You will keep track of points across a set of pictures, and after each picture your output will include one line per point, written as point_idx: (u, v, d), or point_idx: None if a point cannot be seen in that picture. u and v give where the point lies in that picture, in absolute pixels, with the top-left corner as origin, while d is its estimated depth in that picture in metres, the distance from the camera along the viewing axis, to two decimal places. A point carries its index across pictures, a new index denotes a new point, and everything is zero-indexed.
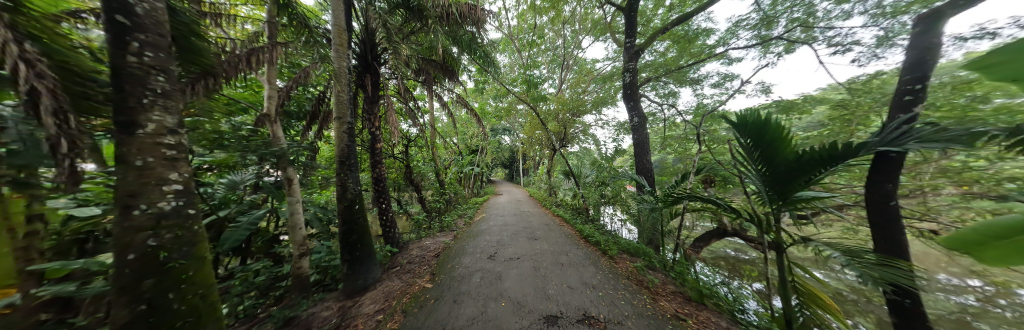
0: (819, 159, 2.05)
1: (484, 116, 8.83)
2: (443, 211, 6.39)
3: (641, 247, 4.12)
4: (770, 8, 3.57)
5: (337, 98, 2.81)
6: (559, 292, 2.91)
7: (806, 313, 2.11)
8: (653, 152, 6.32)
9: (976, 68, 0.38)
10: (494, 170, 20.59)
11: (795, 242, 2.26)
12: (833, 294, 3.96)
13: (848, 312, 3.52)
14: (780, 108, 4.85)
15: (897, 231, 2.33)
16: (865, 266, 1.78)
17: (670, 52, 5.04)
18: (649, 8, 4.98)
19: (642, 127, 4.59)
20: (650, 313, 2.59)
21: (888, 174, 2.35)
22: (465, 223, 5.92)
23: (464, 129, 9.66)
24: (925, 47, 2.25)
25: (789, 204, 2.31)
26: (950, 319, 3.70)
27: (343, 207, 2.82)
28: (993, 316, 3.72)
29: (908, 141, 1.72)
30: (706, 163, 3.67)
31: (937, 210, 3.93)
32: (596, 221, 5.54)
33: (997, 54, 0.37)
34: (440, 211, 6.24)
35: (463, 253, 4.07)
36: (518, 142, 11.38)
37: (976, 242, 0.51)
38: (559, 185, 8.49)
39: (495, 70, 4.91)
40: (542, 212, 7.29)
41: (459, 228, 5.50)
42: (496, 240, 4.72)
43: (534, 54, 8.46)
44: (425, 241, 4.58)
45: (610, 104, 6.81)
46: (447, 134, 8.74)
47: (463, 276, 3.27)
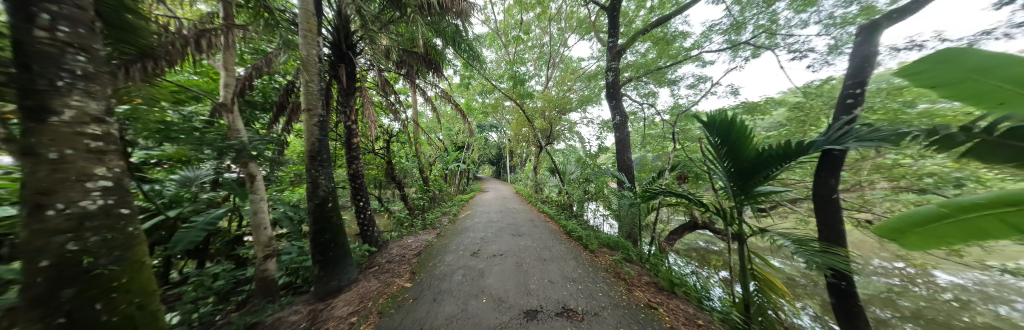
0: (777, 156, 2.23)
1: (471, 113, 8.65)
2: (426, 208, 6.23)
3: (620, 241, 4.28)
4: (739, 14, 3.77)
5: (306, 89, 2.63)
6: (541, 287, 2.98)
7: (762, 298, 2.28)
8: (635, 150, 6.53)
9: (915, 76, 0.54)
10: (482, 167, 20.53)
11: (754, 233, 2.45)
12: (787, 280, 4.36)
13: (799, 295, 3.89)
14: (747, 109, 5.16)
15: (839, 222, 2.58)
16: (811, 253, 1.97)
17: (650, 54, 5.17)
18: (631, 10, 5.08)
19: (624, 125, 4.71)
20: (626, 303, 2.72)
21: (831, 170, 2.59)
22: (450, 221, 5.85)
23: (450, 126, 9.47)
24: (864, 55, 2.48)
25: (750, 198, 2.49)
26: (880, 298, 4.21)
27: (314, 205, 2.64)
28: (912, 294, 4.28)
29: (847, 141, 1.92)
30: (680, 160, 3.87)
31: (873, 202, 4.41)
32: (580, 216, 5.69)
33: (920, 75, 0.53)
34: (424, 209, 6.08)
35: (447, 250, 4.05)
36: (505, 139, 11.34)
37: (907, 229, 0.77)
38: (545, 182, 8.57)
39: (481, 65, 4.83)
40: (528, 209, 7.35)
41: (443, 226, 5.41)
42: (480, 237, 4.70)
43: (522, 50, 8.41)
44: (406, 238, 4.44)
45: (594, 102, 6.94)
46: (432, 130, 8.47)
47: (445, 274, 3.23)
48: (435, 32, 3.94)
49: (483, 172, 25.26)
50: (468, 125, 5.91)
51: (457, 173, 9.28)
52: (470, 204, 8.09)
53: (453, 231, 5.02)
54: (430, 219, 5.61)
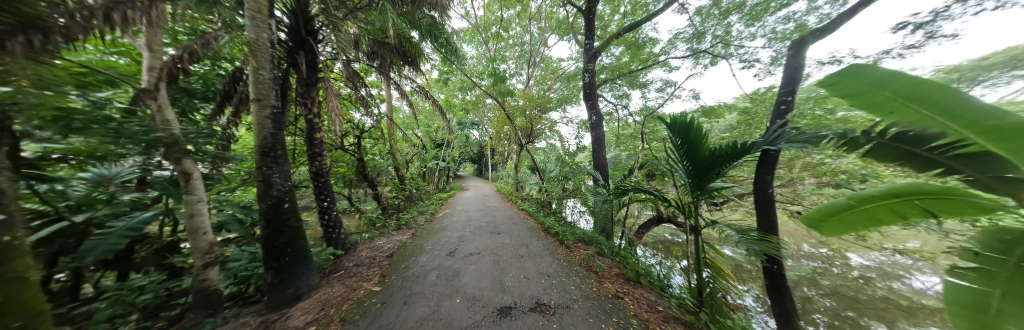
0: (727, 155, 2.48)
1: (450, 109, 8.43)
2: (402, 208, 5.96)
3: (594, 235, 4.47)
4: (700, 24, 4.09)
5: (254, 77, 2.35)
6: (516, 284, 3.02)
7: (714, 284, 2.51)
8: (610, 148, 6.85)
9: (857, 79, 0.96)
10: (464, 165, 20.25)
11: (707, 225, 2.70)
12: (736, 266, 4.89)
13: (745, 279, 4.38)
14: (705, 113, 5.66)
15: (773, 214, 2.95)
16: (751, 242, 2.22)
17: (623, 57, 5.43)
18: (606, 14, 5.26)
19: (599, 124, 4.89)
20: (596, 295, 2.88)
21: (768, 168, 2.93)
22: (427, 220, 5.67)
23: (429, 122, 9.13)
24: (795, 67, 2.83)
25: (704, 194, 2.74)
26: (808, 278, 4.90)
27: (267, 206, 2.38)
28: (832, 273, 5.03)
29: (779, 142, 2.20)
30: (648, 158, 4.13)
31: (804, 196, 5.10)
32: (558, 213, 5.83)
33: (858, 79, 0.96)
34: (399, 208, 5.81)
35: (422, 250, 3.94)
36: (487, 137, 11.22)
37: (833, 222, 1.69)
38: (525, 180, 8.67)
39: (460, 61, 4.69)
40: (508, 207, 7.40)
41: (419, 225, 5.24)
42: (458, 236, 4.63)
43: (503, 48, 8.37)
44: (378, 240, 4.22)
45: (573, 102, 7.14)
46: (408, 126, 8.06)
47: (418, 275, 3.13)
48: (409, 23, 3.74)
49: (465, 170, 24.88)
50: (447, 122, 5.75)
51: (436, 171, 9.03)
52: (449, 203, 7.92)
53: (429, 231, 4.88)
54: (405, 218, 5.39)
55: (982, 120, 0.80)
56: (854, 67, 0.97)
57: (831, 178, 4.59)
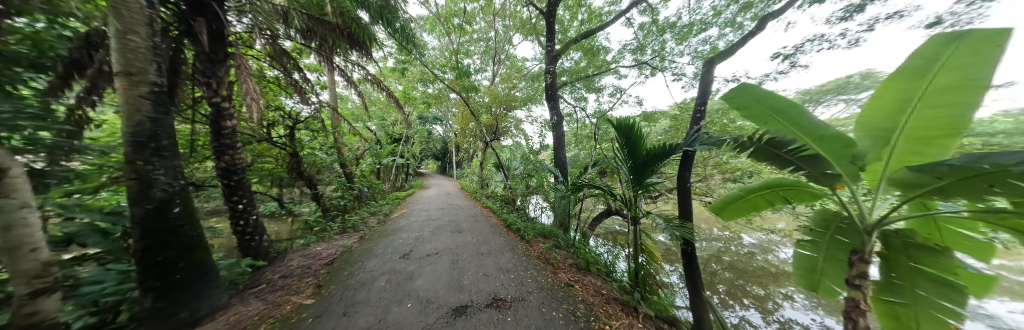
0: (659, 154, 2.85)
1: (409, 102, 7.86)
2: (349, 209, 5.33)
3: (553, 230, 4.72)
4: (643, 38, 4.61)
5: (118, 43, 1.65)
6: (474, 281, 3.00)
7: (647, 266, 2.92)
8: (569, 147, 7.29)
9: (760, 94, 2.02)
10: (426, 161, 19.28)
11: (643, 215, 3.09)
12: (666, 249, 5.77)
13: (672, 261, 5.19)
14: (647, 117, 6.47)
15: (691, 204, 3.52)
16: (674, 228, 2.63)
17: (581, 62, 5.81)
18: (566, 19, 5.51)
19: (559, 124, 5.12)
20: (551, 285, 3.05)
21: (688, 166, 3.48)
22: (379, 222, 5.21)
23: (384, 115, 8.36)
24: (707, 82, 3.40)
25: (642, 189, 3.11)
26: (717, 256, 6.05)
27: (145, 211, 1.74)
28: (732, 251, 6.33)
29: (696, 144, 2.63)
30: (600, 156, 4.50)
31: (716, 189, 6.25)
32: (521, 209, 5.97)
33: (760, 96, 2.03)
34: (346, 210, 5.19)
35: (372, 254, 3.62)
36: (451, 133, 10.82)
37: (726, 207, 2.80)
38: (490, 177, 8.67)
39: (418, 51, 4.38)
40: (472, 205, 7.32)
41: (370, 228, 4.78)
42: (415, 237, 4.38)
43: (467, 42, 8.14)
44: (316, 246, 3.70)
45: (537, 102, 7.38)
46: (358, 118, 7.19)
47: (363, 282, 2.85)
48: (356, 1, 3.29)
49: (429, 167, 23.67)
50: (405, 116, 5.36)
51: (392, 168, 8.35)
52: (407, 203, 7.40)
53: (381, 233, 4.49)
54: (353, 221, 4.85)
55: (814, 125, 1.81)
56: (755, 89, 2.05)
57: (731, 174, 5.64)
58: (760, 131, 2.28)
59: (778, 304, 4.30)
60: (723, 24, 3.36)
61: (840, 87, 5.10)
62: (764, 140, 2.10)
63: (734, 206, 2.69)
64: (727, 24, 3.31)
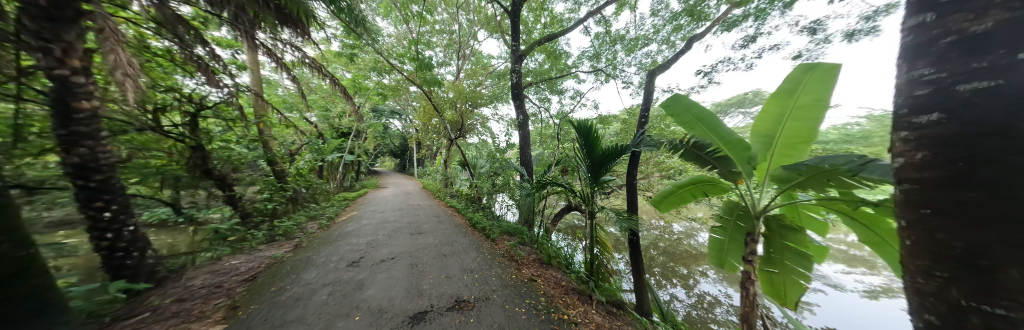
0: (612, 154, 3.14)
1: (361, 93, 7.08)
2: (281, 214, 4.50)
3: (518, 227, 4.81)
4: (598, 47, 4.99)
5: None
6: (435, 285, 2.85)
7: (601, 256, 3.21)
8: (534, 146, 7.53)
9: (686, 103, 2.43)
10: (382, 158, 17.65)
11: (598, 210, 3.35)
12: (616, 239, 6.45)
13: (620, 249, 5.82)
14: (602, 120, 7.10)
15: (636, 199, 3.97)
16: (624, 221, 2.91)
17: (544, 64, 6.03)
18: (530, 20, 5.63)
19: (525, 123, 5.22)
20: (514, 282, 3.10)
21: (634, 164, 3.91)
22: (323, 228, 4.55)
23: (329, 105, 7.38)
24: (650, 90, 3.85)
25: (597, 186, 3.37)
26: (656, 242, 7.01)
27: None
28: (667, 237, 7.43)
29: (641, 145, 2.97)
30: (563, 155, 4.75)
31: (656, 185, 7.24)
32: (487, 208, 5.93)
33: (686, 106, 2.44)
34: (276, 215, 4.37)
35: (313, 264, 3.14)
36: (412, 128, 10.09)
37: (660, 199, 3.22)
38: (455, 176, 8.42)
39: (372, 38, 3.96)
40: (434, 205, 6.99)
41: (309, 235, 4.14)
42: (367, 242, 3.95)
43: (429, 32, 7.70)
44: (233, 259, 3.01)
45: (503, 100, 7.44)
46: (292, 107, 6.11)
47: (299, 298, 2.44)
48: None
49: (388, 165, 21.78)
50: (354, 109, 4.83)
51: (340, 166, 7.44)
52: (357, 206, 6.62)
53: (325, 240, 3.93)
54: (285, 228, 4.12)
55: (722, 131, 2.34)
56: (683, 98, 2.45)
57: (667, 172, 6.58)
58: (686, 136, 2.70)
59: (698, 280, 5.18)
60: (661, 41, 3.85)
61: (741, 102, 6.41)
62: (691, 143, 2.54)
63: (667, 201, 3.11)
64: (664, 42, 3.82)
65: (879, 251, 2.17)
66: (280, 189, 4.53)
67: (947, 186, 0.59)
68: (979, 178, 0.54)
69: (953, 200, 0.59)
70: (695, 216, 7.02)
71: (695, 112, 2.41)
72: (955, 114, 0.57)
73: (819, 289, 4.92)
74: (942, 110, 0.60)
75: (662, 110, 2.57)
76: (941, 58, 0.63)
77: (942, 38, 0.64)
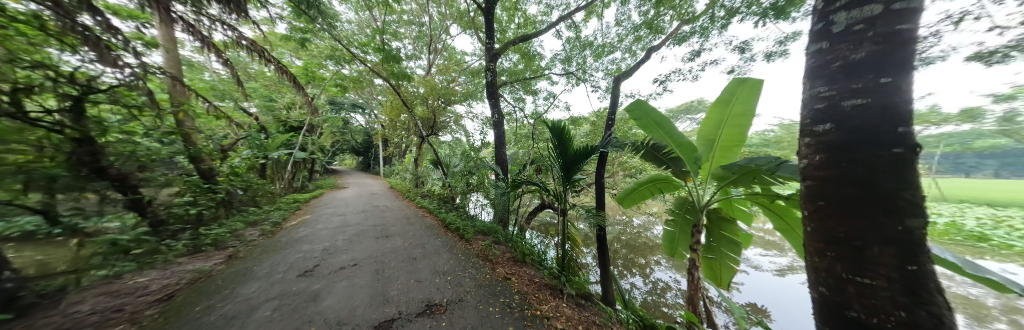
0: (583, 154, 3.28)
1: (317, 83, 6.40)
2: (209, 221, 3.80)
3: (492, 226, 4.80)
4: (570, 51, 5.20)
5: None
6: (404, 290, 2.69)
7: (571, 251, 3.37)
8: (509, 146, 7.54)
9: (644, 107, 2.68)
10: (344, 155, 16.14)
11: (570, 208, 3.48)
12: (584, 235, 6.82)
13: (587, 245, 6.15)
14: (573, 121, 7.43)
15: (603, 196, 4.21)
16: (592, 217, 3.12)
17: (518, 64, 6.09)
18: (505, 19, 5.62)
19: (500, 122, 5.20)
20: (488, 281, 3.09)
21: (602, 164, 4.13)
22: (266, 236, 3.99)
23: (273, 95, 6.73)
24: (616, 95, 4.12)
25: (569, 185, 3.50)
26: (620, 236, 7.60)
27: None
28: (630, 230, 8.10)
29: (609, 146, 3.16)
30: (537, 155, 4.85)
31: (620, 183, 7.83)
32: (461, 208, 5.80)
33: (642, 109, 2.69)
34: (201, 222, 3.66)
35: (255, 277, 2.72)
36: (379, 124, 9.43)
37: (623, 196, 3.46)
38: (426, 175, 8.08)
39: (329, 23, 3.56)
40: (404, 206, 6.63)
41: (246, 244, 3.59)
42: (322, 248, 3.56)
43: (396, 22, 7.25)
44: (140, 276, 2.44)
45: (477, 99, 7.36)
46: (225, 96, 5.21)
47: (235, 315, 2.07)
48: None
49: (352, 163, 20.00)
50: (307, 99, 4.43)
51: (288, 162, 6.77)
52: (310, 210, 5.90)
53: (269, 249, 3.44)
54: (215, 237, 3.49)
55: (676, 134, 2.61)
56: (642, 102, 2.68)
57: (629, 170, 7.17)
58: (646, 138, 2.96)
59: (653, 268, 5.73)
60: (624, 50, 4.15)
61: None
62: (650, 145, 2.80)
63: (629, 197, 3.36)
64: (626, 50, 4.12)
65: (787, 236, 2.64)
66: (207, 192, 3.83)
67: (836, 183, 0.92)
68: (855, 175, 0.86)
69: (838, 193, 0.92)
70: (652, 211, 7.78)
71: (653, 116, 2.65)
72: (845, 125, 0.89)
73: (744, 270, 5.79)
74: (836, 122, 0.92)
75: (626, 113, 2.77)
76: (836, 79, 0.94)
77: (833, 62, 0.97)
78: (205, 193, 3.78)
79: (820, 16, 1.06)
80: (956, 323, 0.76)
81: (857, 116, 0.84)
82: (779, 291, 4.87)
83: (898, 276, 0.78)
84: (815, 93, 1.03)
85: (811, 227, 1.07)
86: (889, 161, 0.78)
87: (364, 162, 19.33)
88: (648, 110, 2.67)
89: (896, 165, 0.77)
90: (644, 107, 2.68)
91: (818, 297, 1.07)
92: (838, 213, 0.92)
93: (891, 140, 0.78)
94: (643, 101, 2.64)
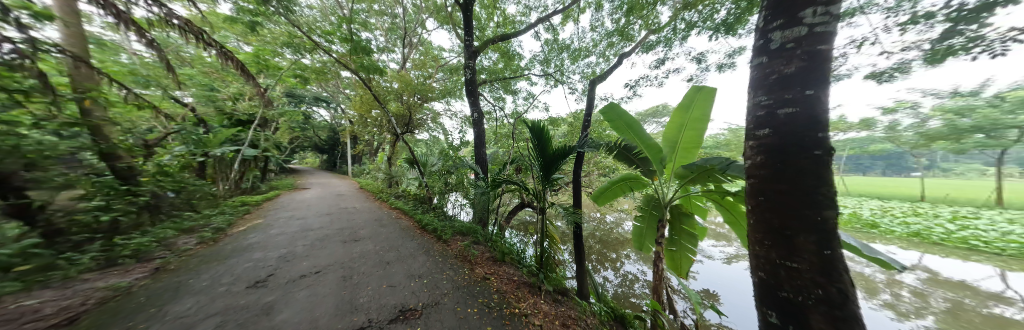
0: (561, 153, 3.36)
1: (275, 73, 5.78)
2: (129, 230, 3.18)
3: (471, 226, 4.73)
4: (548, 52, 5.30)
5: None
6: (375, 296, 2.51)
7: (548, 248, 3.44)
8: (489, 145, 7.50)
9: (615, 110, 2.83)
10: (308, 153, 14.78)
11: (549, 206, 3.54)
12: (561, 232, 7.05)
13: (564, 242, 6.36)
14: (552, 121, 7.63)
15: (580, 195, 4.36)
16: (570, 214, 3.21)
17: (498, 63, 6.07)
18: (484, 16, 5.56)
19: (480, 121, 5.13)
20: (466, 282, 3.03)
21: (579, 164, 4.27)
22: (207, 244, 3.46)
23: (216, 84, 6.03)
24: (591, 97, 4.28)
25: (548, 184, 3.57)
26: (594, 232, 7.98)
27: None
28: (604, 227, 8.55)
29: (585, 146, 3.27)
30: (517, 155, 4.86)
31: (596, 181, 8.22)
32: (438, 208, 5.63)
33: (615, 111, 2.84)
34: (117, 231, 3.04)
35: (191, 290, 2.27)
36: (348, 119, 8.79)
37: (598, 194, 3.63)
38: (401, 174, 7.72)
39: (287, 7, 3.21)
40: (377, 207, 6.25)
41: (181, 253, 3.07)
42: (278, 256, 3.19)
43: (367, 12, 6.81)
44: (27, 299, 1.80)
45: (456, 96, 7.21)
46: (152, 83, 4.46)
47: None
48: None
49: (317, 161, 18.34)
50: (260, 91, 4.01)
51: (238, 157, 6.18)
52: (264, 214, 5.26)
53: (211, 258, 2.99)
54: (134, 247, 2.87)
55: (644, 136, 2.79)
56: (614, 105, 2.83)
57: (603, 170, 7.55)
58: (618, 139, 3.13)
59: (623, 262, 6.10)
60: (599, 54, 4.34)
61: None
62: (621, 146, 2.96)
63: (603, 195, 3.53)
64: (601, 55, 4.31)
65: (735, 228, 2.96)
66: (125, 195, 3.25)
67: (772, 182, 1.06)
68: (787, 174, 0.99)
69: (773, 190, 1.05)
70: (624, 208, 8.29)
71: (623, 118, 2.82)
72: (779, 130, 1.02)
73: (700, 259, 6.42)
74: (771, 128, 1.06)
75: (600, 115, 2.90)
76: (772, 89, 1.08)
77: (769, 75, 1.10)
78: (122, 196, 3.19)
79: (761, 34, 1.19)
80: (857, 296, 0.89)
81: (790, 122, 0.97)
82: (729, 277, 5.48)
83: (818, 260, 0.92)
84: (758, 101, 1.17)
85: (753, 219, 1.21)
86: (812, 161, 0.91)
87: (330, 161, 17.83)
88: (619, 112, 2.83)
89: (818, 165, 0.90)
90: (616, 110, 2.83)
91: (760, 284, 1.19)
92: (774, 207, 1.05)
93: (812, 143, 0.91)
94: (614, 104, 2.80)
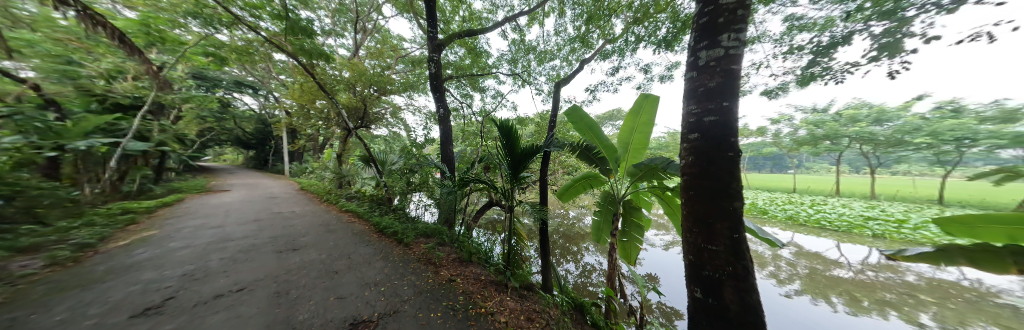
0: (529, 152, 3.42)
1: (182, 48, 4.68)
2: None
3: (436, 227, 4.53)
4: (515, 52, 5.37)
5: None
6: (320, 310, 2.21)
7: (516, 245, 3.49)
8: (456, 143, 7.28)
9: (577, 112, 3.01)
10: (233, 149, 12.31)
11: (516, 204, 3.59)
12: (528, 229, 7.24)
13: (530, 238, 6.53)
14: (520, 121, 7.77)
15: (546, 193, 4.52)
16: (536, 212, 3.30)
17: (464, 59, 5.92)
18: (449, 9, 5.35)
19: (446, 118, 4.94)
20: (430, 286, 2.90)
21: (545, 162, 4.42)
22: (71, 266, 2.59)
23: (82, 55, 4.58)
24: (556, 99, 4.47)
25: (516, 182, 3.62)
26: (559, 227, 8.41)
27: None
28: (568, 222, 9.06)
29: (551, 146, 3.40)
30: (484, 153, 4.82)
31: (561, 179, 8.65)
32: (399, 210, 5.25)
33: (576, 114, 3.02)
34: None
35: (35, 326, 1.63)
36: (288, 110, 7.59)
37: (562, 192, 3.82)
38: (356, 174, 7.00)
39: None
40: (326, 211, 5.54)
41: (25, 280, 2.23)
42: (188, 277, 2.56)
43: None
44: None
45: (419, 91, 6.82)
46: None
47: None
48: None
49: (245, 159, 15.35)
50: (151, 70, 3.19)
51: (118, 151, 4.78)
52: (165, 225, 4.19)
53: (77, 285, 2.23)
54: None
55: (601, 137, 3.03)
56: (576, 108, 3.01)
57: (567, 168, 7.99)
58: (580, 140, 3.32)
59: (584, 254, 6.55)
60: (562, 59, 4.57)
61: None
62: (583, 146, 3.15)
63: (567, 192, 3.73)
64: (564, 59, 4.52)
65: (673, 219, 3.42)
66: None
67: (698, 178, 1.24)
68: (711, 171, 1.18)
69: (698, 185, 1.25)
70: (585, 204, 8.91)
71: (584, 121, 3.02)
72: (703, 135, 1.21)
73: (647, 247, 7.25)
74: (699, 132, 1.24)
75: (564, 117, 3.04)
76: (699, 100, 1.26)
77: (697, 87, 1.28)
78: None
79: (691, 52, 1.37)
80: (754, 267, 1.14)
81: (713, 129, 1.16)
82: (670, 261, 6.33)
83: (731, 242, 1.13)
84: (688, 110, 1.35)
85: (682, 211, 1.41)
86: (729, 161, 1.12)
87: (263, 158, 15.09)
88: (581, 115, 3.01)
89: (731, 164, 1.11)
90: (578, 112, 3.01)
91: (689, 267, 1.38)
92: (698, 200, 1.25)
93: (729, 145, 1.11)
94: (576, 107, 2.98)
